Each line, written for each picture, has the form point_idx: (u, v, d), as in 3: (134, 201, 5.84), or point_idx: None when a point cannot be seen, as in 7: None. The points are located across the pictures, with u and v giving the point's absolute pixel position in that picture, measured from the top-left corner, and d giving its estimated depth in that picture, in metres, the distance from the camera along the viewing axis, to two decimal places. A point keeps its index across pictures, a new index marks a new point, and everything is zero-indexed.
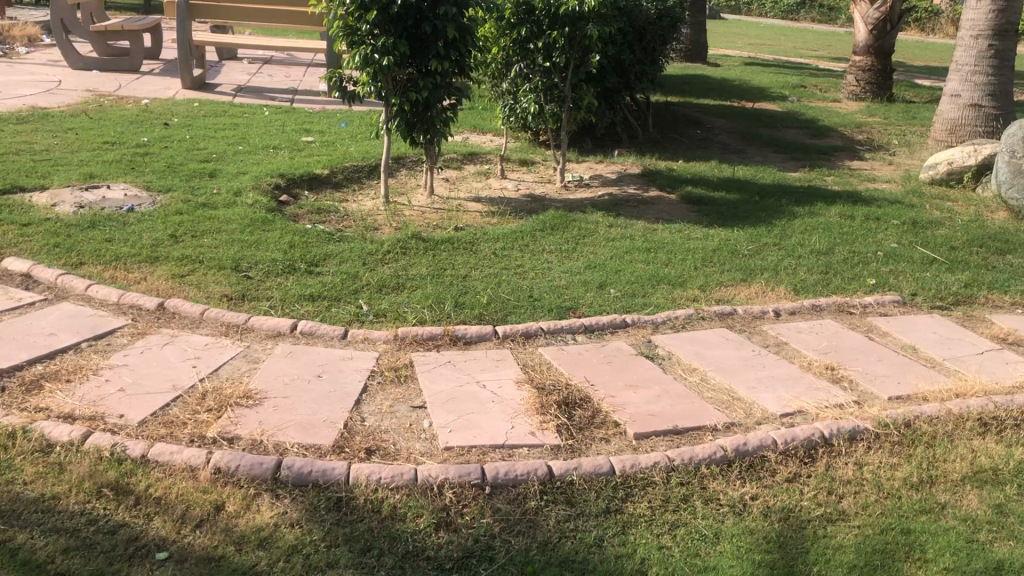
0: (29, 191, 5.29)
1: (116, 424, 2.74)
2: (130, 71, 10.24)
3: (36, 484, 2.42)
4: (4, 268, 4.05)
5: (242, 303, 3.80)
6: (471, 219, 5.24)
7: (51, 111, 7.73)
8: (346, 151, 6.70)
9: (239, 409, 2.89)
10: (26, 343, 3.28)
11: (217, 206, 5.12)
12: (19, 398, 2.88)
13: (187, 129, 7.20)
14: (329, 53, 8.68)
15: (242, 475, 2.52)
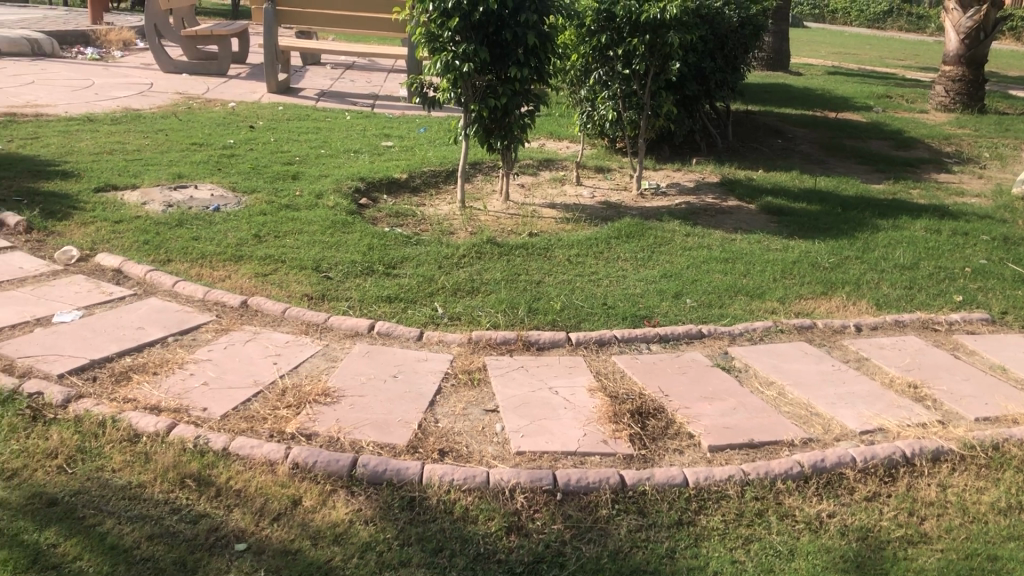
0: (121, 190, 5.49)
1: (200, 417, 2.83)
2: (218, 75, 10.54)
3: (124, 472, 2.52)
4: (98, 263, 4.22)
5: (321, 303, 3.88)
6: (546, 226, 5.25)
7: (143, 112, 8.01)
8: (425, 156, 6.78)
9: (317, 406, 2.95)
10: (116, 335, 3.40)
11: (299, 208, 5.24)
12: (109, 388, 3.00)
13: (272, 132, 7.39)
14: (411, 59, 8.80)
15: (319, 471, 2.57)
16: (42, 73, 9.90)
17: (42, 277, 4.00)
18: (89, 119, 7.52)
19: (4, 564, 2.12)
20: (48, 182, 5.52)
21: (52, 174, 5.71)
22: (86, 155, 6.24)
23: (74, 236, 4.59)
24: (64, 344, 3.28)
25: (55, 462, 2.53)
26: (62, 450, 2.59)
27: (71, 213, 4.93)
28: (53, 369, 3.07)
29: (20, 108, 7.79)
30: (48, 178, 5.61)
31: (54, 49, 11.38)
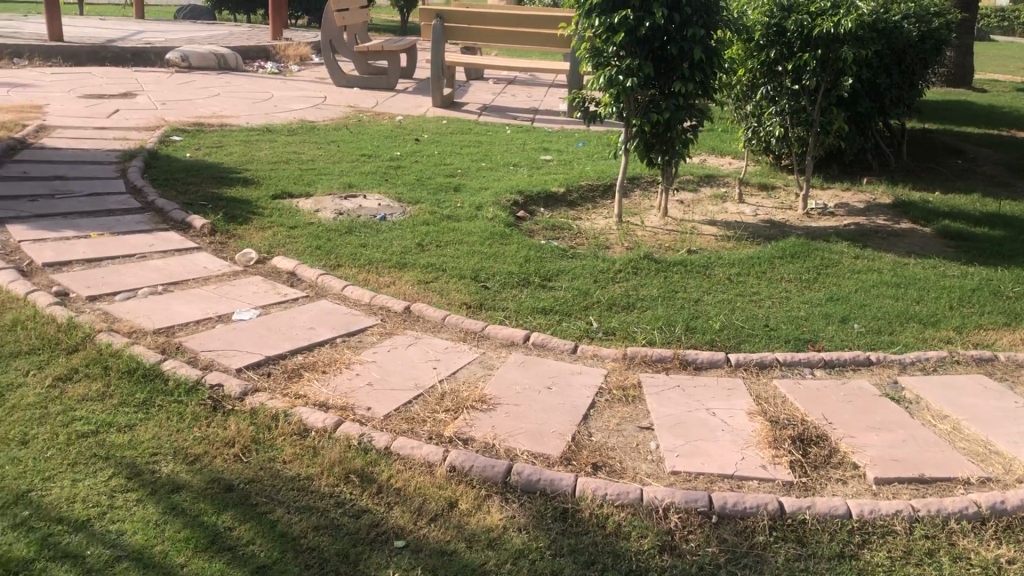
0: (296, 198, 5.79)
1: (363, 416, 2.95)
2: (386, 90, 10.95)
3: (294, 464, 2.65)
4: (274, 266, 4.48)
5: (479, 312, 3.97)
6: (706, 243, 5.17)
7: (317, 124, 8.44)
8: (583, 170, 6.81)
9: (474, 412, 3.01)
10: (289, 334, 3.60)
11: (460, 218, 5.38)
12: (281, 384, 3.17)
13: (436, 145, 7.62)
14: (573, 73, 8.88)
15: (475, 475, 2.63)
16: (228, 86, 10.59)
17: (224, 277, 4.28)
18: (268, 129, 7.98)
19: (186, 541, 2.29)
20: (231, 188, 5.90)
21: (234, 181, 6.09)
22: (264, 164, 6.62)
23: (253, 239, 4.88)
24: (242, 340, 3.50)
25: (232, 450, 2.70)
26: (238, 439, 2.76)
27: (251, 218, 5.25)
28: (232, 363, 3.28)
29: (208, 119, 8.36)
30: (230, 184, 6.00)
31: (238, 64, 12.14)
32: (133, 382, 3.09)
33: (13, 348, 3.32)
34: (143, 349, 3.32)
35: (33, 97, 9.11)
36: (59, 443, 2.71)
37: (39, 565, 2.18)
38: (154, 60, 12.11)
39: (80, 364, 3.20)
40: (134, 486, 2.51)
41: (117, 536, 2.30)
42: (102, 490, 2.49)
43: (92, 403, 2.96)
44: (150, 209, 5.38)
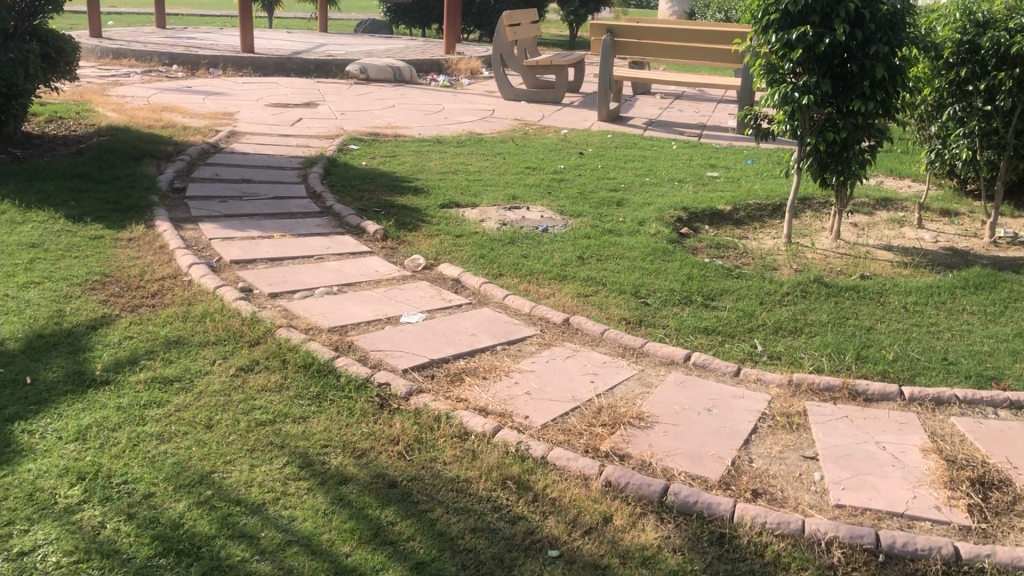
0: (463, 208, 5.95)
1: (521, 424, 3.00)
2: (553, 103, 11.08)
3: (454, 465, 2.73)
4: (440, 272, 4.62)
5: (640, 328, 3.95)
6: (880, 269, 4.94)
7: (485, 136, 8.64)
8: (751, 188, 6.65)
9: (631, 429, 3.00)
10: (453, 339, 3.70)
11: (622, 233, 5.37)
12: (444, 387, 3.27)
13: (600, 159, 7.64)
14: (744, 90, 8.69)
15: (631, 493, 2.62)
16: (403, 98, 11.02)
17: (394, 280, 4.45)
18: (439, 140, 8.24)
19: (351, 532, 2.40)
20: (402, 196, 6.13)
21: (406, 189, 6.33)
22: (434, 174, 6.83)
23: (421, 246, 5.05)
24: (408, 342, 3.63)
25: (397, 447, 2.81)
26: (402, 437, 2.87)
27: (420, 225, 5.44)
28: (399, 363, 3.41)
29: (383, 129, 8.73)
30: (402, 192, 6.23)
31: (412, 76, 12.59)
32: (308, 375, 3.27)
33: (203, 337, 3.59)
34: (318, 344, 3.51)
35: (226, 104, 9.81)
36: (240, 429, 2.90)
37: (219, 541, 2.34)
38: (335, 71, 12.77)
39: (261, 356, 3.42)
40: (306, 475, 2.66)
41: (289, 521, 2.44)
42: (277, 476, 2.65)
43: (270, 394, 3.15)
44: (328, 213, 5.67)
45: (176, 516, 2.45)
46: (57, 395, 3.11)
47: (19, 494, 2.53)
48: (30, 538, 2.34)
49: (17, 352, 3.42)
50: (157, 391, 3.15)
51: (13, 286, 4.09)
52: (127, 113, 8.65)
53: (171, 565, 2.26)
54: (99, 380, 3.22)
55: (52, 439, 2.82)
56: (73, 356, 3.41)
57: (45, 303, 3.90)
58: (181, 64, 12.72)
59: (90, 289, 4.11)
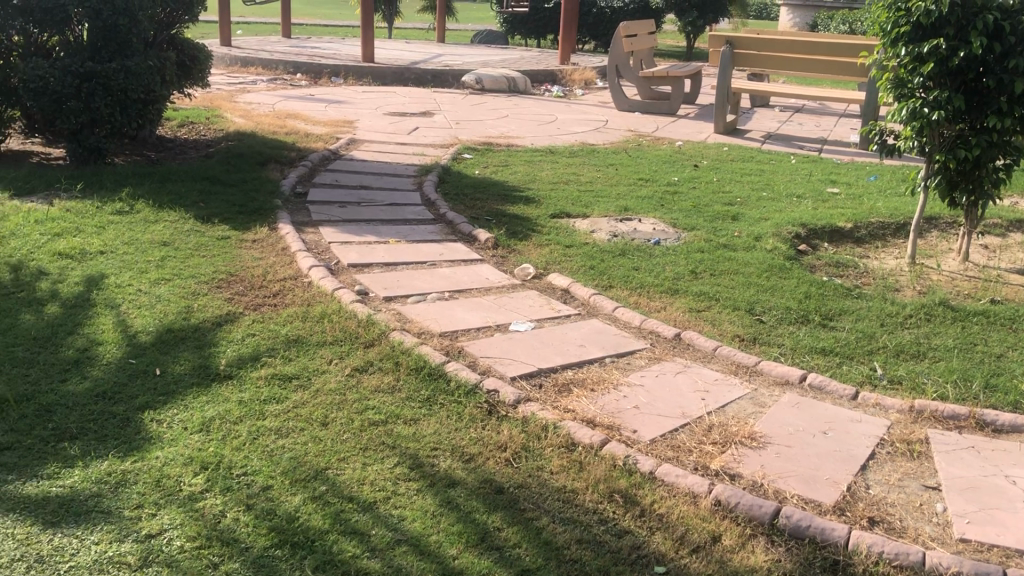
0: (574, 218, 5.95)
1: (629, 438, 2.98)
2: (668, 115, 10.97)
3: (561, 475, 2.73)
4: (550, 282, 4.63)
5: (753, 346, 3.87)
6: (1012, 293, 4.70)
7: (599, 147, 8.62)
8: (873, 205, 6.43)
9: (743, 448, 2.95)
10: (562, 349, 3.71)
11: (737, 248, 5.28)
12: (552, 396, 3.28)
13: (715, 172, 7.52)
14: (868, 104, 8.42)
15: (741, 513, 2.57)
16: (517, 108, 11.12)
17: (504, 288, 4.49)
18: (552, 150, 8.28)
19: (458, 536, 2.43)
20: (514, 205, 6.18)
21: (518, 198, 6.38)
22: (546, 184, 6.87)
23: (532, 255, 5.08)
24: (517, 350, 3.66)
25: (504, 454, 2.83)
26: (510, 444, 2.89)
27: (531, 235, 5.47)
28: (507, 371, 3.43)
29: (497, 139, 8.83)
30: (514, 201, 6.29)
31: (527, 86, 12.69)
32: (419, 378, 3.33)
33: (320, 337, 3.70)
34: (430, 349, 3.57)
35: (346, 112, 10.10)
36: (353, 428, 2.98)
37: (332, 536, 2.41)
38: (452, 81, 12.97)
39: (375, 357, 3.51)
40: (416, 476, 2.71)
41: (398, 520, 2.50)
42: (388, 476, 2.71)
43: (383, 395, 3.22)
44: (441, 221, 5.77)
45: (292, 509, 2.54)
46: (184, 387, 3.27)
47: (148, 480, 2.66)
48: (158, 522, 2.46)
49: (148, 345, 3.61)
50: (277, 388, 3.26)
51: (145, 282, 4.31)
52: (253, 120, 9.01)
53: (286, 557, 2.34)
54: (222, 374, 3.36)
55: (179, 430, 2.97)
56: (199, 350, 3.57)
57: (174, 299, 4.10)
58: (305, 73, 13.17)
59: (216, 287, 4.30)
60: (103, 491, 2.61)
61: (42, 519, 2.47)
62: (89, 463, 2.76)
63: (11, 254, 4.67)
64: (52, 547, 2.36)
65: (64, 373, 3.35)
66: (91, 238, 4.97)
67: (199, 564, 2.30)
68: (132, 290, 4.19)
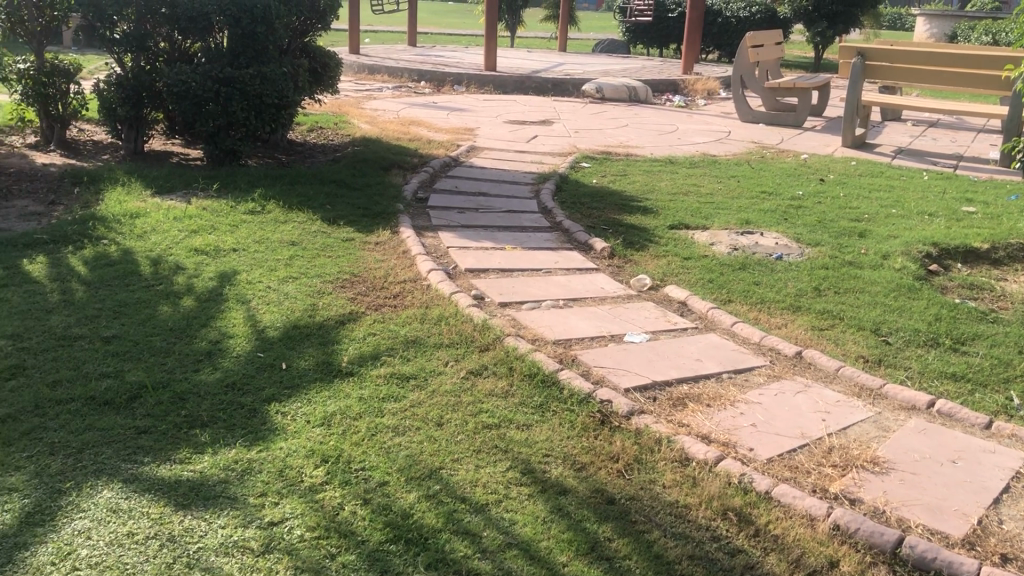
0: (693, 230, 5.88)
1: (745, 456, 2.92)
2: (793, 127, 10.70)
3: (674, 490, 2.71)
4: (667, 294, 4.59)
5: (878, 367, 3.73)
6: None
7: (720, 158, 8.49)
8: (1013, 226, 6.11)
9: (865, 473, 2.85)
10: (678, 363, 3.67)
11: (863, 266, 5.10)
12: (666, 410, 3.25)
13: (842, 187, 7.29)
14: (1011, 120, 8.00)
15: (861, 539, 2.49)
16: (637, 118, 11.06)
17: (620, 299, 4.48)
18: (673, 161, 8.19)
19: (569, 543, 2.44)
20: (632, 215, 6.15)
21: (636, 209, 6.34)
22: (665, 195, 6.80)
23: (649, 266, 5.05)
24: (632, 361, 3.64)
25: (617, 465, 2.82)
26: (623, 455, 2.88)
27: (648, 245, 5.43)
28: (621, 382, 3.42)
29: (616, 148, 8.80)
30: (632, 211, 6.25)
31: (648, 96, 12.61)
32: (533, 385, 3.36)
33: (438, 339, 3.78)
34: (544, 356, 3.59)
35: (467, 120, 10.26)
36: (467, 430, 3.03)
37: (445, 535, 2.46)
38: (573, 90, 13.01)
39: (490, 362, 3.55)
40: (527, 482, 2.73)
41: (509, 524, 2.52)
42: (501, 479, 2.74)
43: (497, 399, 3.26)
44: (558, 229, 5.79)
45: (407, 506, 2.60)
46: (307, 381, 3.39)
47: (272, 469, 2.77)
48: (280, 511, 2.56)
49: (275, 340, 3.76)
50: (395, 387, 3.35)
51: (274, 280, 4.50)
52: (379, 126, 9.26)
53: (400, 552, 2.40)
54: (344, 371, 3.47)
55: (301, 422, 3.08)
56: (321, 347, 3.70)
57: (300, 297, 4.26)
58: (428, 81, 13.45)
59: (339, 287, 4.44)
60: (231, 477, 2.73)
61: (174, 501, 2.60)
62: (218, 450, 2.89)
63: (152, 248, 4.95)
64: (183, 528, 2.48)
65: (197, 363, 3.53)
66: (225, 235, 5.22)
67: (318, 554, 2.38)
68: (261, 287, 4.37)
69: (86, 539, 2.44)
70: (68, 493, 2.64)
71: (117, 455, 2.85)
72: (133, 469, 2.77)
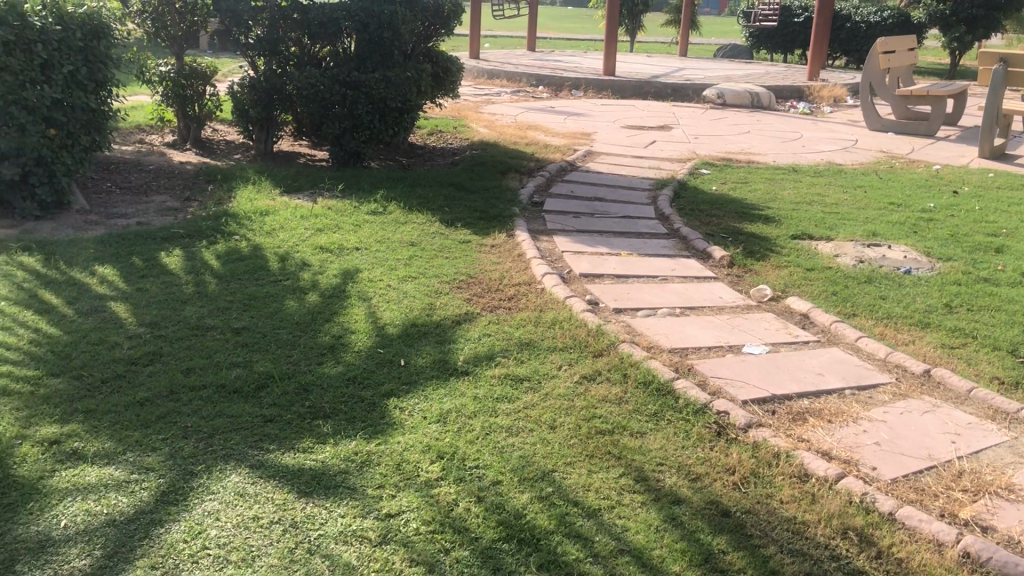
0: (816, 240, 5.72)
1: (868, 475, 2.83)
2: (925, 136, 10.27)
3: (791, 506, 2.64)
4: (788, 305, 4.48)
5: (1014, 390, 3.54)
6: None
7: (846, 167, 8.22)
8: None
9: (998, 500, 2.71)
10: (798, 377, 3.57)
11: (999, 283, 4.86)
12: (785, 424, 3.17)
13: (977, 199, 6.95)
14: None
15: (993, 569, 2.37)
16: (759, 124, 10.83)
17: (738, 309, 4.39)
18: (796, 169, 7.98)
19: (682, 553, 2.42)
20: (752, 224, 6.03)
21: (757, 217, 6.21)
22: (787, 204, 6.64)
23: (770, 276, 4.93)
24: (750, 373, 3.57)
25: (733, 478, 2.78)
26: (739, 468, 2.83)
27: (769, 255, 5.31)
28: (739, 394, 3.36)
29: (737, 155, 8.64)
30: (752, 220, 6.13)
31: (771, 102, 12.32)
32: (648, 393, 3.34)
33: (552, 343, 3.79)
34: (659, 364, 3.57)
35: (585, 124, 10.27)
36: (581, 434, 3.03)
37: (556, 538, 2.47)
38: (692, 96, 12.84)
39: (604, 367, 3.55)
40: (640, 489, 2.72)
41: (622, 530, 2.52)
42: (613, 485, 2.74)
43: (611, 405, 3.25)
44: (675, 236, 5.73)
45: (520, 506, 2.62)
46: (424, 378, 3.47)
47: (390, 462, 2.85)
48: (397, 503, 2.63)
49: (394, 337, 3.86)
50: (509, 388, 3.38)
51: (394, 279, 4.61)
52: (498, 130, 9.38)
53: (513, 552, 2.43)
54: (460, 370, 3.53)
55: (418, 418, 3.15)
56: (438, 345, 3.77)
57: (419, 296, 4.35)
58: (547, 86, 13.55)
59: (456, 288, 4.52)
60: (350, 468, 2.82)
61: (297, 488, 2.70)
62: (339, 441, 2.99)
63: (279, 244, 5.15)
64: (305, 515, 2.58)
65: (320, 357, 3.65)
66: (348, 234, 5.38)
67: (433, 548, 2.44)
68: (382, 285, 4.49)
69: (216, 519, 2.56)
70: (199, 476, 2.77)
71: (245, 442, 2.98)
72: (259, 455, 2.90)
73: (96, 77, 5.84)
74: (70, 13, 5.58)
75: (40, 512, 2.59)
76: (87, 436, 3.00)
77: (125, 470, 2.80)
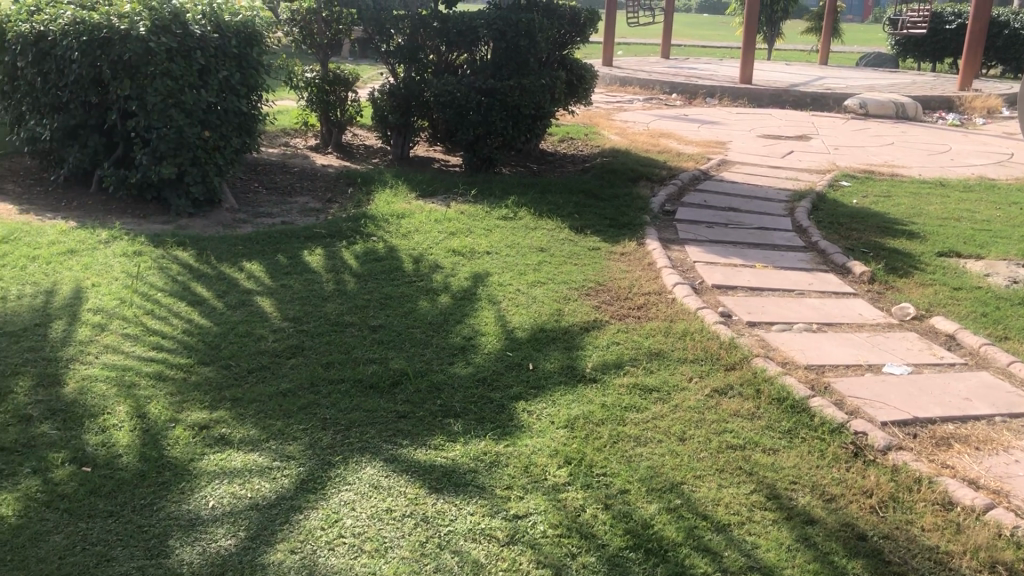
0: (964, 258, 5.45)
1: (1020, 508, 2.68)
2: None
3: (933, 534, 2.53)
4: (932, 325, 4.29)
5: None
6: None
7: (999, 182, 7.79)
8: None
9: None
10: (943, 401, 3.41)
11: None
12: (928, 448, 3.03)
13: None
14: None
15: None
16: (905, 136, 10.38)
17: (879, 326, 4.23)
18: (944, 183, 7.62)
19: None
20: (895, 239, 5.79)
21: (900, 232, 5.97)
22: (934, 219, 6.35)
23: (913, 294, 4.73)
24: (891, 393, 3.43)
25: (870, 501, 2.68)
26: (877, 492, 2.73)
27: (913, 272, 5.10)
28: (879, 415, 3.23)
29: (880, 167, 8.31)
30: (895, 235, 5.89)
31: (918, 113, 11.80)
32: (781, 409, 3.25)
33: (682, 354, 3.75)
34: (794, 380, 3.48)
35: (719, 133, 10.10)
36: (711, 448, 2.99)
37: (684, 551, 2.45)
38: (833, 105, 12.42)
39: (736, 381, 3.48)
40: (772, 507, 2.66)
41: (752, 547, 2.48)
42: (744, 501, 2.69)
43: (742, 420, 3.19)
44: (813, 249, 5.56)
45: (647, 516, 2.61)
46: (552, 383, 3.50)
47: (518, 464, 2.88)
48: (524, 505, 2.66)
49: (523, 341, 3.90)
50: (638, 397, 3.37)
51: (524, 283, 4.66)
52: (630, 137, 9.34)
53: (640, 561, 2.42)
54: (588, 377, 3.54)
55: (546, 422, 3.18)
56: (567, 352, 3.79)
57: (548, 302, 4.39)
58: (680, 93, 13.39)
59: (586, 295, 4.53)
60: (479, 467, 2.87)
61: (429, 484, 2.78)
62: (468, 441, 3.05)
63: (414, 246, 5.29)
64: (436, 510, 2.64)
65: (451, 357, 3.74)
66: (479, 239, 5.47)
67: (559, 551, 2.46)
68: (512, 289, 4.55)
69: (351, 509, 2.65)
70: (336, 466, 2.89)
71: (380, 436, 3.08)
72: (392, 450, 2.99)
73: (249, 82, 6.18)
74: (227, 21, 6.00)
75: (191, 492, 2.75)
76: (233, 423, 3.16)
77: (268, 457, 2.94)
